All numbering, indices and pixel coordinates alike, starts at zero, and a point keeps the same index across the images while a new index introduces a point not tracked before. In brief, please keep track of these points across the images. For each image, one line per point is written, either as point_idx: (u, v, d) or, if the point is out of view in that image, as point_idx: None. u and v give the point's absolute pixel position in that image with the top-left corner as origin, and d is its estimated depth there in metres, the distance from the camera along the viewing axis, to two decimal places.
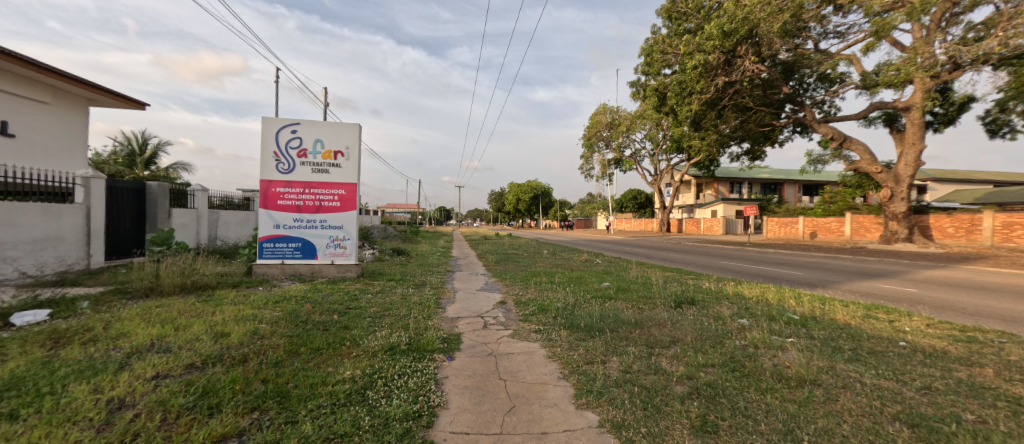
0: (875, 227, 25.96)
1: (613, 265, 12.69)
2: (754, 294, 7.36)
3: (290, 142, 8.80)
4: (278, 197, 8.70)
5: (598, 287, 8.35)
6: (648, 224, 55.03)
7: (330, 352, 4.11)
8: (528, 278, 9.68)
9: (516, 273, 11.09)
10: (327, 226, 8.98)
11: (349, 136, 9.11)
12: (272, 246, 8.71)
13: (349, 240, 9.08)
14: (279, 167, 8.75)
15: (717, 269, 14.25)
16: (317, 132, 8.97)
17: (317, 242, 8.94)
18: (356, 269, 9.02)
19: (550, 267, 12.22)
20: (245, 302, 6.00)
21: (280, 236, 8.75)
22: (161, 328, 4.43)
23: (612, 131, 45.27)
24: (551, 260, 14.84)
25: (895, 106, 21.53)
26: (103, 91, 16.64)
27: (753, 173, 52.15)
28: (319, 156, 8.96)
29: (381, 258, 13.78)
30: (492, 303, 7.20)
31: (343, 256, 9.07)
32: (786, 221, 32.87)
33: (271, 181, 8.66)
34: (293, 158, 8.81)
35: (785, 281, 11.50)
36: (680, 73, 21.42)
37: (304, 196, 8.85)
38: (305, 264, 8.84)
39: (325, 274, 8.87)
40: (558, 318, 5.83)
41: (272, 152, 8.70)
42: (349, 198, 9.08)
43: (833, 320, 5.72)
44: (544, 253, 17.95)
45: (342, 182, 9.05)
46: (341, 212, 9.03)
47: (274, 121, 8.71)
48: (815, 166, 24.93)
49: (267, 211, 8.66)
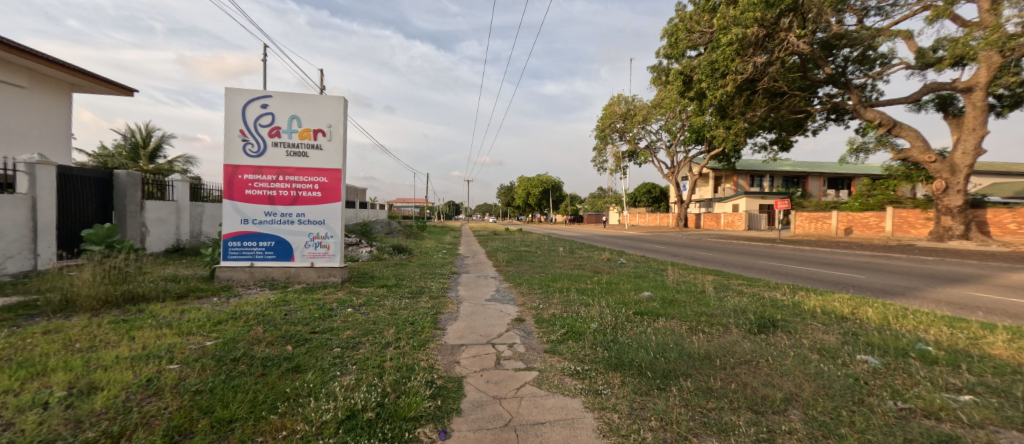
0: (921, 222, 23.86)
1: (643, 266, 11.09)
2: (848, 312, 5.63)
3: (259, 119, 7.24)
4: (246, 185, 7.17)
5: (635, 298, 6.68)
6: (663, 219, 52.96)
7: (248, 429, 2.49)
8: (549, 284, 8.05)
9: (533, 276, 9.46)
10: (306, 222, 7.43)
11: (333, 112, 7.52)
12: (239, 246, 7.18)
13: (332, 238, 7.52)
14: (247, 149, 7.21)
15: (760, 271, 12.43)
16: (294, 108, 7.38)
17: (294, 240, 7.39)
18: (341, 273, 7.43)
19: (571, 270, 10.57)
20: (176, 323, 4.44)
21: (249, 233, 7.22)
22: (3, 379, 2.87)
23: (627, 122, 43.14)
24: (570, 259, 13.22)
25: (953, 86, 19.34)
26: (87, 75, 15.47)
27: (776, 165, 49.64)
28: (296, 136, 7.38)
29: (379, 257, 12.30)
30: (505, 320, 5.61)
31: (325, 258, 7.50)
32: (818, 216, 30.68)
33: (237, 166, 7.16)
34: (263, 137, 7.26)
35: (849, 287, 9.71)
36: (710, 52, 19.48)
37: (277, 185, 7.30)
38: (279, 267, 7.29)
39: (303, 280, 7.31)
40: (600, 351, 4.20)
41: (238, 130, 7.17)
42: (332, 187, 7.51)
43: (997, 357, 3.98)
44: (560, 251, 16.30)
45: (323, 167, 7.47)
46: (322, 204, 7.48)
47: (241, 93, 7.18)
48: (857, 155, 22.72)
49: (233, 203, 7.14)
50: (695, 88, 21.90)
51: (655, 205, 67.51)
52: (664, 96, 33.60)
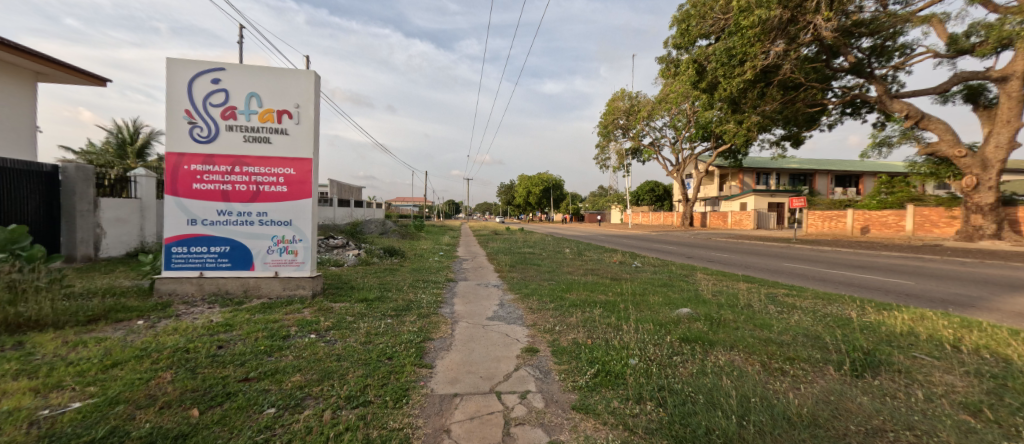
0: (945, 222, 22.57)
1: (664, 272, 9.83)
2: (956, 340, 4.35)
3: (209, 97, 5.94)
4: (193, 178, 5.88)
5: (671, 317, 5.38)
6: (667, 218, 51.75)
7: None
8: (562, 297, 6.78)
9: (542, 284, 8.19)
10: (269, 222, 6.12)
11: (301, 89, 6.20)
12: (186, 252, 5.86)
13: (301, 242, 6.21)
14: (195, 133, 5.91)
15: (789, 275, 11.16)
16: (253, 84, 6.06)
17: (255, 245, 6.07)
18: (311, 285, 6.10)
19: (583, 276, 9.29)
20: (49, 369, 3.12)
21: (198, 237, 5.90)
22: None
23: (631, 119, 41.80)
24: (579, 263, 11.97)
25: (987, 75, 18.05)
26: (53, 63, 13.97)
27: (782, 163, 48.41)
28: (255, 117, 6.07)
29: (367, 260, 11.03)
30: (514, 350, 4.34)
31: (292, 267, 6.16)
32: (831, 214, 29.30)
33: (183, 154, 5.88)
34: (215, 119, 5.95)
35: (904, 295, 8.46)
36: (727, 38, 18.21)
37: (231, 178, 5.98)
38: (235, 278, 5.95)
39: (264, 294, 5.97)
40: (656, 411, 2.90)
41: (184, 110, 5.87)
42: (301, 180, 6.20)
43: None
44: (566, 253, 15.03)
45: (290, 156, 6.17)
46: (289, 201, 6.16)
47: (188, 65, 5.88)
48: (880, 149, 21.43)
49: (178, 199, 5.84)
50: (709, 78, 20.59)
51: (658, 204, 66.36)
52: (672, 91, 32.35)
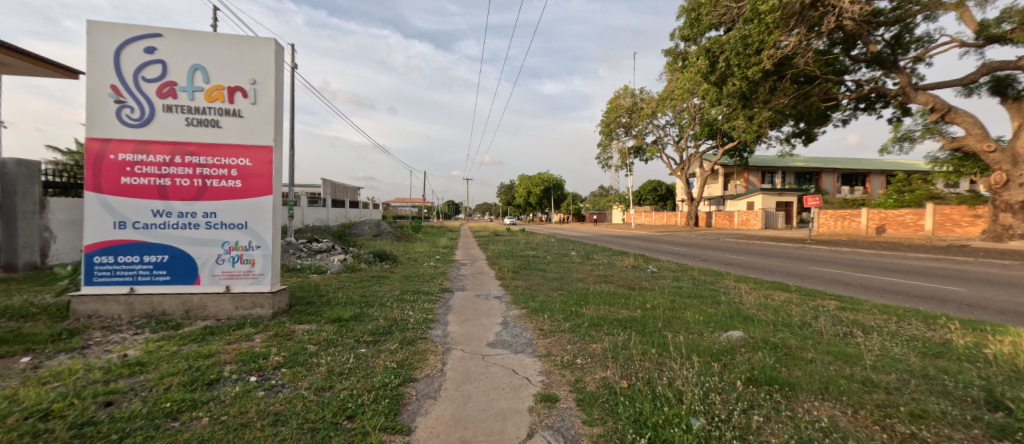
0: (968, 221, 21.34)
1: (686, 280, 8.68)
2: None
3: (143, 70, 4.80)
4: (122, 170, 4.74)
5: (720, 343, 4.20)
6: (671, 218, 50.60)
7: None
8: (577, 314, 5.60)
9: (551, 296, 7.02)
10: (218, 225, 4.97)
11: (258, 62, 5.07)
12: (113, 263, 4.72)
13: (259, 250, 5.07)
14: (124, 114, 4.76)
15: (822, 281, 9.99)
16: (197, 55, 4.93)
17: (201, 253, 4.93)
18: (270, 302, 4.94)
19: (596, 285, 8.10)
20: None
21: (129, 244, 4.76)
22: None
23: (634, 116, 40.59)
24: (589, 268, 10.81)
25: (1019, 63, 16.90)
26: (16, 51, 12.73)
27: (787, 161, 47.35)
28: (200, 96, 4.93)
29: (354, 266, 9.86)
30: (524, 397, 3.18)
31: (248, 280, 5.01)
32: (844, 213, 28.15)
33: (109, 140, 4.72)
34: (150, 96, 4.81)
35: (970, 306, 7.27)
36: (742, 26, 17.10)
37: (170, 170, 4.83)
38: (174, 296, 4.80)
39: (211, 314, 4.82)
40: None
41: (111, 86, 4.74)
42: (258, 173, 5.08)
43: None
44: (573, 256, 13.85)
45: (245, 144, 5.03)
46: (243, 198, 5.03)
47: (114, 30, 4.74)
48: (901, 144, 20.24)
49: (102, 196, 4.69)
50: (721, 70, 19.43)
51: (661, 203, 65.16)
52: (677, 87, 31.20)
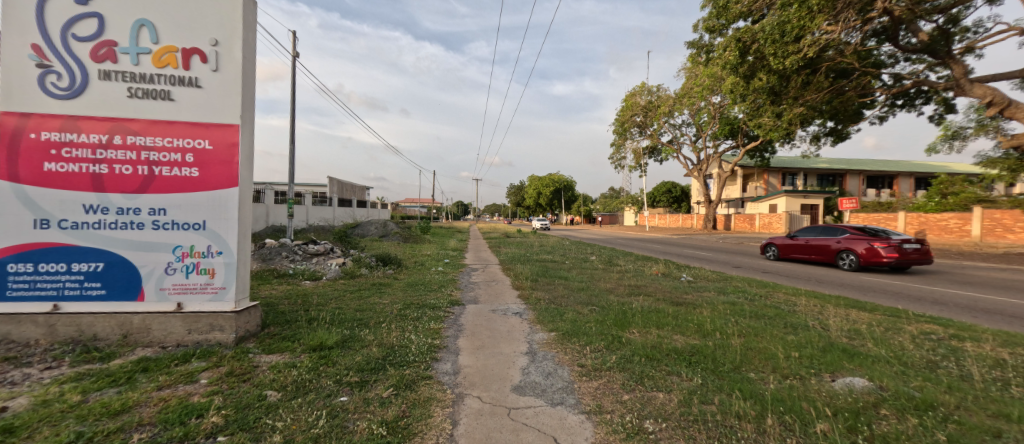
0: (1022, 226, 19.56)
1: (735, 293, 7.40)
2: None
3: (74, 26, 3.75)
4: (45, 154, 3.69)
5: (845, 397, 2.96)
6: (687, 221, 48.96)
7: None
8: (624, 342, 4.40)
9: (582, 313, 5.85)
10: (168, 225, 3.90)
11: (220, 17, 4.01)
12: (31, 272, 3.68)
13: (220, 256, 4.00)
14: (48, 82, 3.71)
15: (890, 295, 8.63)
16: (145, 7, 3.88)
17: (147, 260, 3.87)
18: (231, 324, 3.85)
19: (632, 299, 6.86)
20: None
21: (53, 247, 3.72)
22: None
23: (649, 116, 39.07)
24: (616, 277, 9.58)
25: None
26: None
27: (810, 163, 45.40)
28: (147, 60, 3.87)
29: (354, 271, 8.79)
30: None
31: (205, 296, 3.94)
32: (878, 217, 26.44)
33: (30, 115, 3.68)
34: (83, 60, 3.77)
35: None
36: (779, 11, 15.67)
37: (107, 154, 3.77)
38: (110, 315, 3.74)
39: (157, 339, 3.75)
40: None
41: (34, 46, 3.70)
42: (220, 160, 4.01)
43: None
44: (594, 261, 12.65)
45: (204, 121, 3.97)
46: (201, 190, 3.96)
47: None
48: (950, 143, 18.60)
49: (19, 187, 3.65)
50: (751, 61, 18.02)
51: (675, 205, 63.36)
52: (698, 83, 29.71)
